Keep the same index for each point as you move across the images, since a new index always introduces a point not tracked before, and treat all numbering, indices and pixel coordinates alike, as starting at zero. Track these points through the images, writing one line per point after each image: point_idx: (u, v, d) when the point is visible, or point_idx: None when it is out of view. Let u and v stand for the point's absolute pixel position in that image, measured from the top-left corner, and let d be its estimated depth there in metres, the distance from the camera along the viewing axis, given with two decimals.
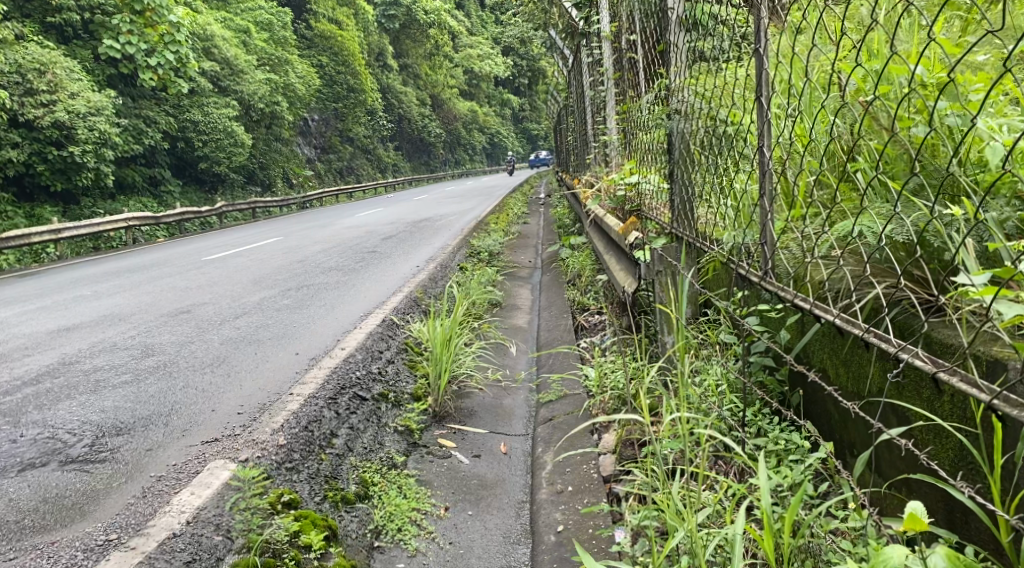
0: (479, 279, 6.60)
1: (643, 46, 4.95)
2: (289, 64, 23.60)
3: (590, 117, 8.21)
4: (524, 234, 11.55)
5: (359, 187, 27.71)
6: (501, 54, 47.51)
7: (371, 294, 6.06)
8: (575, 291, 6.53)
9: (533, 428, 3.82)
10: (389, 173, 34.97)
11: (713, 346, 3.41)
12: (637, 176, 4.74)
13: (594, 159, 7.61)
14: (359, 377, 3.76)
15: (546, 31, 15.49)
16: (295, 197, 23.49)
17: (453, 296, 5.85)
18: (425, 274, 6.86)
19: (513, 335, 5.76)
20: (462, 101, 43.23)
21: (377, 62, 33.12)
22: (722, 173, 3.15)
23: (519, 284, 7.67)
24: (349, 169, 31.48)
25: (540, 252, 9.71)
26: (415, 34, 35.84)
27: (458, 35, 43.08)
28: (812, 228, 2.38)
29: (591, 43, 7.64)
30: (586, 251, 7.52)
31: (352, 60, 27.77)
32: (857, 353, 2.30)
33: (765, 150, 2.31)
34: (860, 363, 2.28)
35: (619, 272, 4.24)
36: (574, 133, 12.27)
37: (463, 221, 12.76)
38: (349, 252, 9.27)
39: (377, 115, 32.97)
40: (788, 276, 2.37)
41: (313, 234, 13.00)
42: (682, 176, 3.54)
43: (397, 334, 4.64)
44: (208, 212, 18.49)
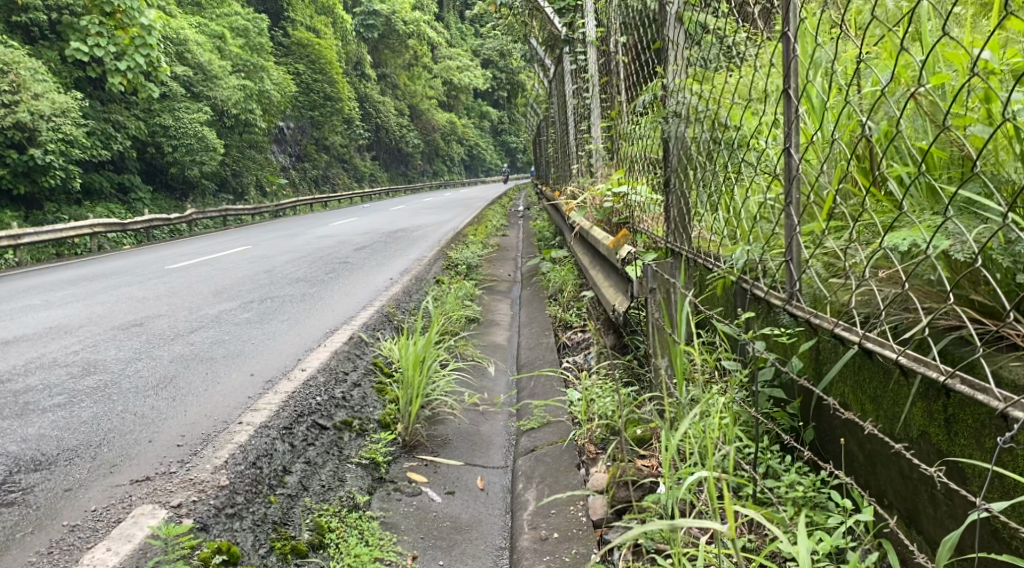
0: (456, 293, 6.25)
1: (634, 54, 4.79)
2: (265, 70, 23.10)
3: (573, 126, 7.92)
4: (503, 246, 11.24)
5: (335, 197, 27.23)
6: (481, 67, 47.35)
7: (340, 308, 5.67)
8: (558, 307, 6.28)
9: (514, 460, 3.45)
10: (366, 183, 34.52)
11: (714, 371, 3.07)
12: (626, 186, 4.45)
13: (577, 169, 7.32)
14: (320, 404, 3.40)
15: (527, 42, 15.23)
16: (269, 206, 22.97)
17: (429, 311, 5.50)
18: (398, 287, 6.49)
19: (493, 353, 5.41)
20: (441, 112, 42.93)
21: (355, 71, 32.71)
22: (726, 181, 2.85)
23: (498, 298, 7.33)
24: (325, 178, 30.99)
25: (520, 265, 9.39)
26: (394, 44, 35.46)
27: (438, 46, 42.82)
28: (840, 243, 2.07)
29: (576, 50, 7.35)
30: (569, 265, 7.21)
31: (329, 68, 27.34)
32: (889, 386, 1.97)
33: (793, 152, 1.98)
34: (898, 401, 1.95)
35: (607, 289, 3.90)
36: (555, 144, 12.00)
37: (440, 232, 12.42)
38: (320, 263, 8.86)
39: (354, 124, 32.54)
40: (813, 298, 2.05)
41: (285, 244, 12.56)
42: (676, 184, 3.23)
43: (365, 353, 4.27)
44: (179, 219, 17.92)
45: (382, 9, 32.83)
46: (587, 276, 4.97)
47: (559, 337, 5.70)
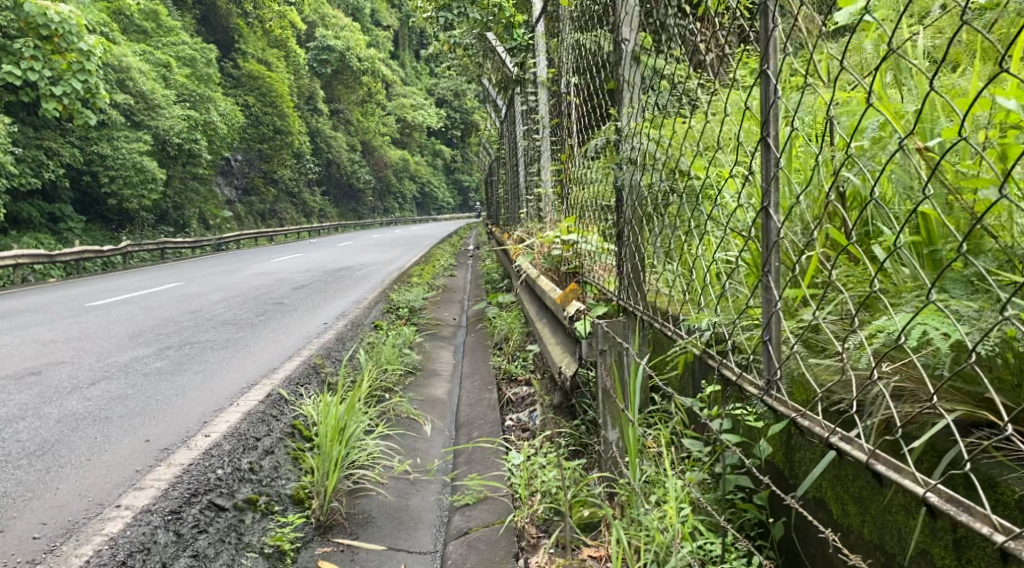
0: (393, 341, 5.86)
1: (586, 97, 4.55)
2: (213, 102, 22.47)
3: (522, 167, 7.67)
4: (449, 288, 10.91)
5: (281, 231, 26.55)
6: (434, 105, 47.40)
7: (265, 358, 5.20)
8: (502, 357, 5.95)
9: (443, 543, 3.05)
10: (315, 217, 33.83)
11: (667, 447, 2.76)
12: (575, 234, 4.17)
13: (525, 212, 7.05)
14: (220, 478, 2.96)
15: (480, 83, 15.09)
16: (211, 239, 22.18)
17: (363, 364, 5.07)
18: (332, 333, 6.04)
19: (431, 407, 4.99)
20: (393, 149, 42.69)
21: (307, 106, 32.24)
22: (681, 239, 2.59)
23: (440, 344, 6.93)
24: (272, 212, 30.24)
25: (465, 308, 9.06)
26: (347, 80, 35.22)
27: (392, 84, 42.76)
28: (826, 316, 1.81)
29: (526, 89, 7.13)
30: (516, 312, 6.87)
31: (280, 102, 26.82)
32: (881, 494, 1.66)
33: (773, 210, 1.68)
34: (893, 515, 1.64)
35: (551, 347, 3.58)
36: (505, 185, 11.78)
37: (385, 271, 12.02)
38: (252, 304, 8.35)
39: (304, 158, 31.92)
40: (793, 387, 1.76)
41: (220, 280, 11.95)
42: (629, 239, 2.94)
43: (284, 413, 3.85)
44: (112, 252, 17.07)
45: (336, 45, 32.55)
46: (533, 329, 4.63)
47: (502, 390, 5.33)
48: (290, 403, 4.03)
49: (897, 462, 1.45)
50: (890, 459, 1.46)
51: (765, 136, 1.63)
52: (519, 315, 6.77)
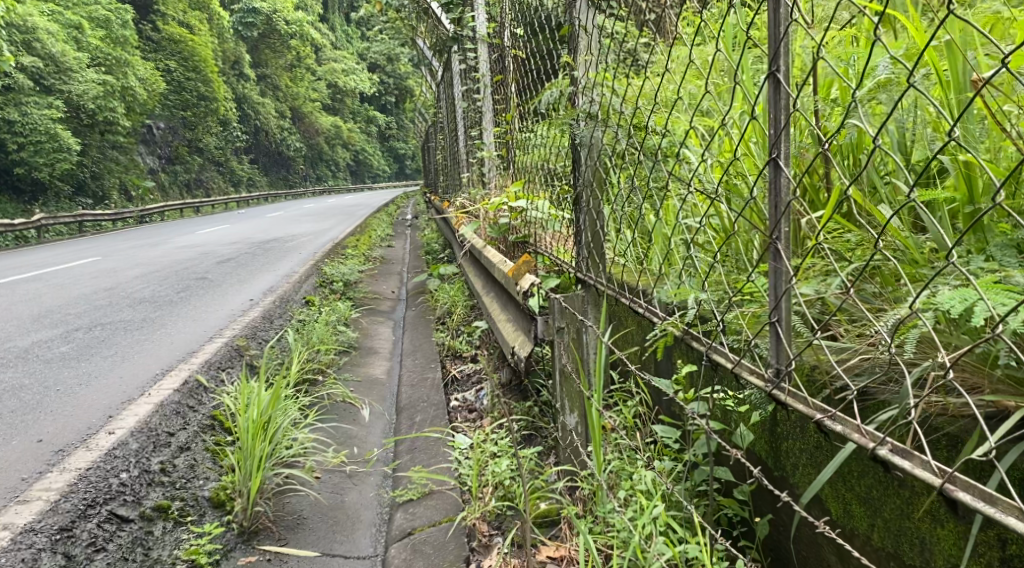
0: (328, 318, 5.48)
1: (533, 52, 4.21)
2: (130, 66, 21.07)
3: (462, 132, 7.29)
4: (387, 259, 10.51)
5: (209, 202, 25.40)
6: (366, 71, 46.00)
7: (186, 340, 4.75)
8: (445, 332, 5.64)
9: (385, 545, 2.75)
10: (244, 187, 32.53)
11: (634, 433, 2.52)
12: (524, 200, 3.88)
13: (466, 179, 6.70)
14: (125, 485, 2.59)
15: (414, 46, 14.47)
16: (133, 210, 20.99)
17: (294, 345, 4.67)
18: (259, 311, 5.61)
19: (369, 389, 4.64)
20: (325, 116, 41.31)
21: (233, 70, 30.71)
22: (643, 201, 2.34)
23: (378, 320, 6.57)
24: (197, 182, 28.90)
25: (404, 280, 8.68)
26: (275, 44, 33.70)
27: (323, 49, 41.22)
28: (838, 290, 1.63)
29: (464, 48, 6.71)
30: (458, 284, 6.54)
31: (204, 67, 25.42)
32: (913, 507, 1.44)
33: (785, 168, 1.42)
34: (925, 528, 1.42)
35: (501, 323, 3.29)
36: (443, 151, 11.33)
37: (319, 243, 11.48)
38: (174, 279, 7.79)
39: (231, 125, 30.53)
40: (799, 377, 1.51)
41: (138, 254, 11.19)
42: (585, 202, 2.65)
43: (204, 404, 3.47)
44: (24, 225, 15.90)
45: (262, 7, 31.08)
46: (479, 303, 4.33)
47: (445, 369, 5.02)
48: (211, 392, 3.64)
49: (985, 489, 1.19)
50: (975, 485, 1.20)
51: (773, 70, 1.36)
52: (461, 288, 6.44)
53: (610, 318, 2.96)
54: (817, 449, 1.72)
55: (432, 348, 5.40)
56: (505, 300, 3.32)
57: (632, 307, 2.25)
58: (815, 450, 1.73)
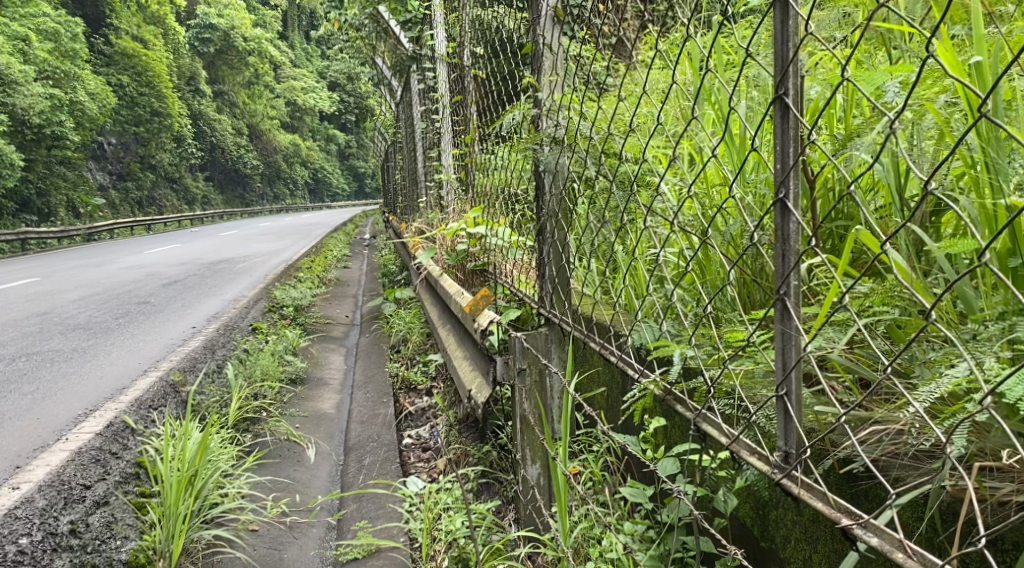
0: (275, 348, 5.17)
1: (494, 71, 4.01)
2: (80, 80, 20.37)
3: (420, 152, 7.06)
4: (342, 281, 10.19)
5: (160, 220, 24.68)
6: (325, 89, 45.57)
7: (120, 369, 4.34)
8: (400, 362, 5.38)
9: None
10: (198, 205, 31.76)
11: (601, 490, 2.31)
12: (483, 226, 3.66)
13: (424, 201, 6.47)
14: (26, 553, 2.27)
15: (373, 64, 14.22)
16: (79, 228, 20.20)
17: (237, 378, 4.32)
18: (201, 338, 5.24)
19: (316, 426, 4.32)
20: (283, 133, 40.72)
21: (188, 86, 30.04)
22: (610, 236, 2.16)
23: (330, 347, 6.25)
24: (149, 199, 28.08)
25: (358, 303, 8.39)
26: (233, 61, 33.12)
27: (281, 66, 40.70)
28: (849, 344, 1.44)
29: (423, 66, 6.50)
30: (414, 310, 6.27)
31: (158, 82, 24.76)
32: None
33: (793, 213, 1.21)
34: None
35: (457, 360, 3.03)
36: (402, 171, 11.09)
37: (272, 264, 11.10)
38: (113, 301, 7.36)
39: (184, 142, 29.81)
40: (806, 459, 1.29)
41: (79, 274, 10.65)
42: (549, 236, 2.45)
43: (130, 448, 3.14)
44: None
45: (219, 23, 30.56)
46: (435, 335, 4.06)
47: (399, 403, 4.73)
48: (138, 434, 3.29)
49: None
50: None
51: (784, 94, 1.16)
52: (417, 314, 6.17)
53: (574, 358, 2.76)
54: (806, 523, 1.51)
55: (384, 379, 5.11)
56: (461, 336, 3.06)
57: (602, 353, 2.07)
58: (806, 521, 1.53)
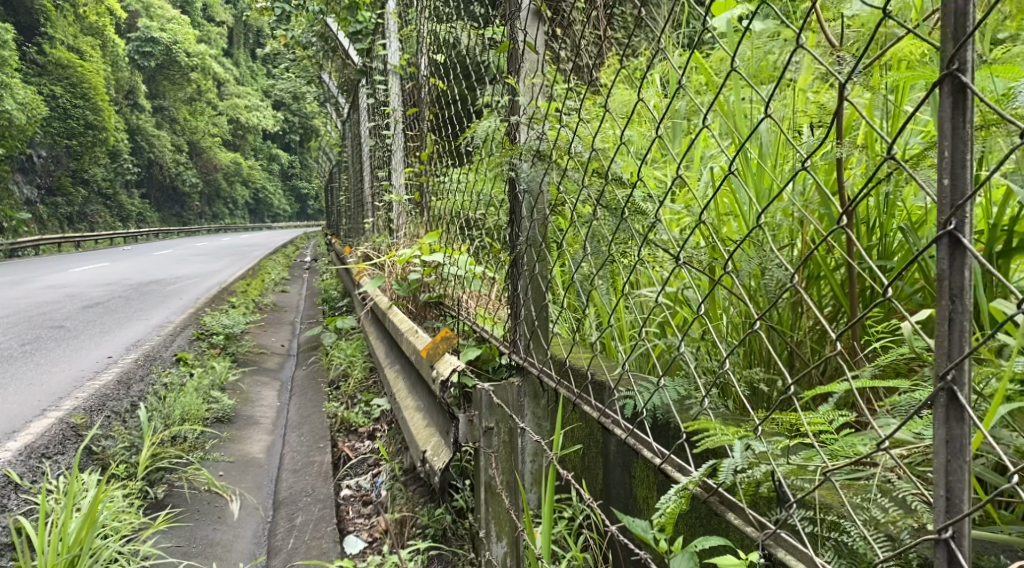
0: (202, 382, 4.63)
1: (455, 82, 3.66)
2: (8, 88, 19.20)
3: (367, 172, 6.64)
4: (280, 307, 9.63)
5: (90, 238, 23.42)
6: (270, 108, 44.68)
7: (14, 408, 3.50)
8: (340, 399, 4.91)
9: None
10: (132, 223, 30.43)
11: None
12: (440, 254, 3.34)
13: (371, 224, 6.05)
14: None
15: (321, 84, 13.78)
16: (0, 243, 18.88)
17: (154, 418, 3.74)
18: (117, 369, 4.53)
19: (242, 474, 3.78)
20: (225, 151, 39.60)
21: (126, 100, 28.88)
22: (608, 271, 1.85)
23: (262, 381, 5.68)
24: (80, 215, 26.63)
25: (296, 331, 7.85)
26: (174, 76, 32.10)
27: (226, 83, 39.71)
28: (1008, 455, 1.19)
29: (374, 80, 6.11)
30: (357, 342, 5.78)
31: (93, 94, 23.62)
32: None
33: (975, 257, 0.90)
34: None
35: (408, 405, 2.63)
36: (347, 193, 10.64)
37: (204, 287, 10.41)
38: (22, 322, 6.62)
39: (121, 157, 28.58)
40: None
41: None
42: (525, 270, 2.09)
43: (18, 499, 2.56)
44: None
45: (161, 37, 29.55)
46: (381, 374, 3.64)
47: (337, 448, 4.24)
48: (21, 491, 2.59)
49: None
50: None
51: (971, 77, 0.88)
52: (360, 346, 5.68)
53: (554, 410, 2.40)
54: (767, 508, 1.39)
55: (321, 419, 4.60)
56: (414, 378, 2.65)
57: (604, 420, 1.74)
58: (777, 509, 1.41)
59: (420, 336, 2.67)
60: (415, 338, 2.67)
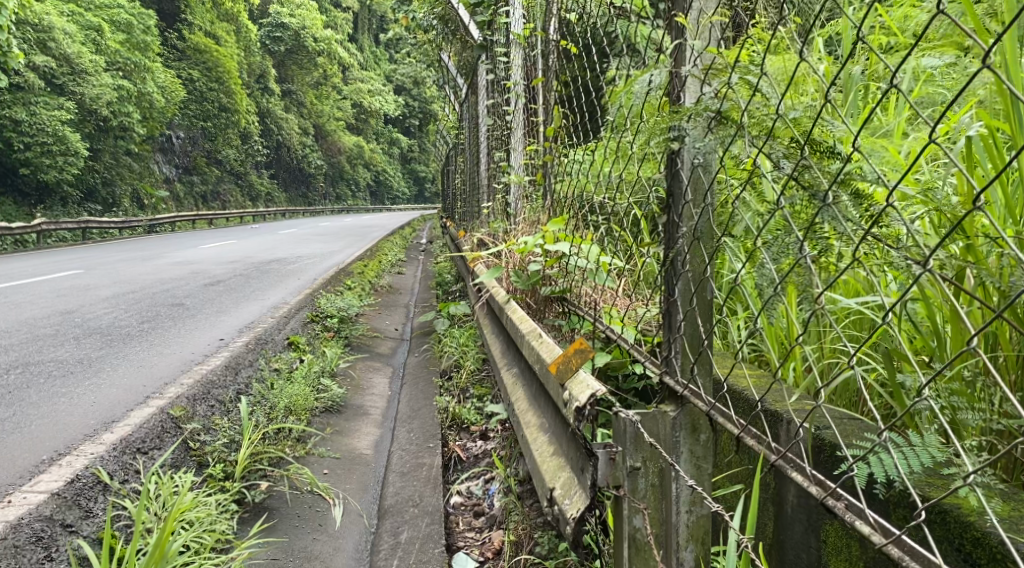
0: (311, 368, 4.42)
1: (587, 45, 3.18)
2: (150, 72, 20.19)
3: (485, 152, 6.27)
4: (395, 288, 9.51)
5: (222, 215, 24.55)
6: (391, 92, 45.55)
7: (118, 394, 3.35)
8: (451, 392, 4.60)
9: None
10: (261, 202, 31.80)
11: None
12: (565, 244, 2.90)
13: (488, 207, 5.69)
14: None
15: (439, 64, 13.59)
16: (142, 218, 19.97)
17: (258, 412, 3.51)
18: (227, 352, 4.37)
19: (348, 473, 3.45)
20: (348, 134, 40.71)
21: (258, 84, 30.06)
22: (810, 273, 1.39)
23: (374, 367, 5.43)
24: (214, 194, 28.01)
25: (409, 315, 7.66)
26: (302, 60, 33.15)
27: (350, 67, 40.74)
28: None
29: (495, 53, 5.71)
30: (470, 330, 5.45)
31: (227, 78, 24.73)
32: None
33: None
34: None
35: (524, 413, 2.26)
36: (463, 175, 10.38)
37: (322, 267, 10.45)
38: (147, 299, 6.72)
39: (252, 139, 29.82)
40: None
41: (125, 266, 10.13)
42: (679, 269, 1.63)
43: (107, 502, 2.33)
44: (26, 228, 14.84)
45: (291, 23, 30.47)
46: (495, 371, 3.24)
47: (448, 447, 3.89)
48: (109, 494, 2.36)
49: None
50: None
51: None
52: (473, 336, 5.35)
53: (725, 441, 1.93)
54: (969, 540, 1.40)
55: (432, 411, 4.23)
56: (533, 380, 2.27)
57: (822, 499, 1.31)
58: (934, 520, 1.48)
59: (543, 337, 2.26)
60: (537, 339, 2.27)
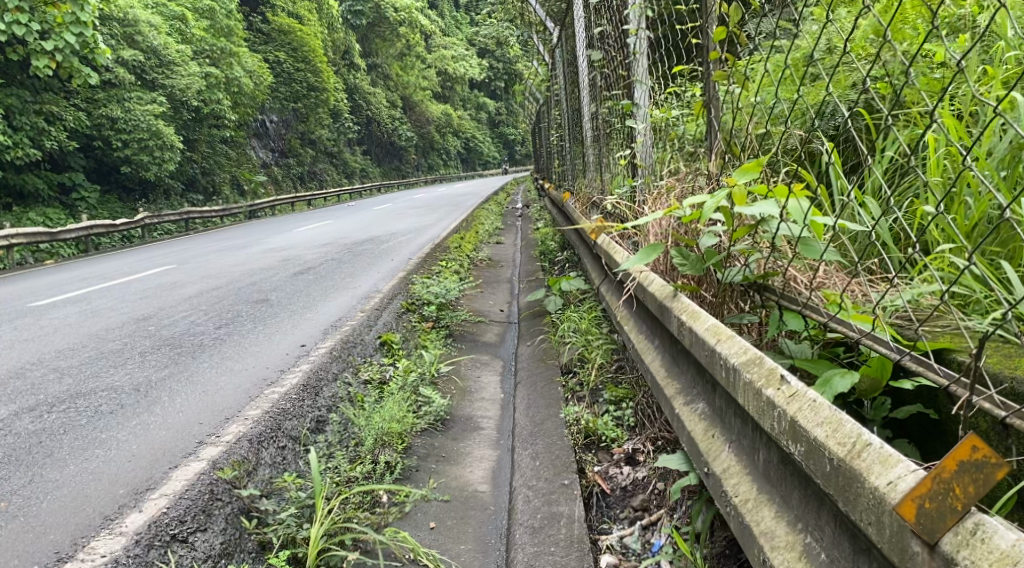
0: (407, 379, 3.60)
1: None
2: (236, 57, 19.93)
3: (593, 97, 5.23)
4: (497, 260, 8.66)
5: (319, 195, 24.39)
6: (475, 56, 44.55)
7: (165, 443, 2.64)
8: (578, 396, 3.67)
9: None
10: (357, 179, 31.61)
11: None
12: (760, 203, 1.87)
13: (604, 163, 4.66)
14: None
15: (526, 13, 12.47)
16: (241, 205, 19.93)
17: (331, 461, 2.65)
18: (307, 364, 3.62)
19: (461, 525, 2.60)
20: (436, 103, 40.11)
21: (343, 60, 29.71)
22: None
23: (482, 362, 4.55)
24: (311, 174, 27.94)
25: (516, 291, 6.77)
26: (384, 33, 32.58)
27: (432, 36, 39.92)
28: None
29: None
30: (591, 312, 4.49)
31: (313, 57, 24.38)
32: None
33: None
34: None
35: (758, 505, 1.39)
36: (561, 130, 9.33)
37: (417, 243, 9.71)
38: (233, 295, 6.13)
39: (342, 116, 29.58)
40: None
41: (219, 258, 9.73)
42: None
43: None
44: (130, 225, 14.86)
45: None
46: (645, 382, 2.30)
47: (587, 475, 2.93)
48: None
49: None
50: None
51: None
52: (595, 322, 4.38)
53: None
54: None
55: (559, 424, 3.32)
56: (771, 452, 1.39)
57: None
58: None
59: (790, 386, 1.34)
60: (777, 390, 1.35)
